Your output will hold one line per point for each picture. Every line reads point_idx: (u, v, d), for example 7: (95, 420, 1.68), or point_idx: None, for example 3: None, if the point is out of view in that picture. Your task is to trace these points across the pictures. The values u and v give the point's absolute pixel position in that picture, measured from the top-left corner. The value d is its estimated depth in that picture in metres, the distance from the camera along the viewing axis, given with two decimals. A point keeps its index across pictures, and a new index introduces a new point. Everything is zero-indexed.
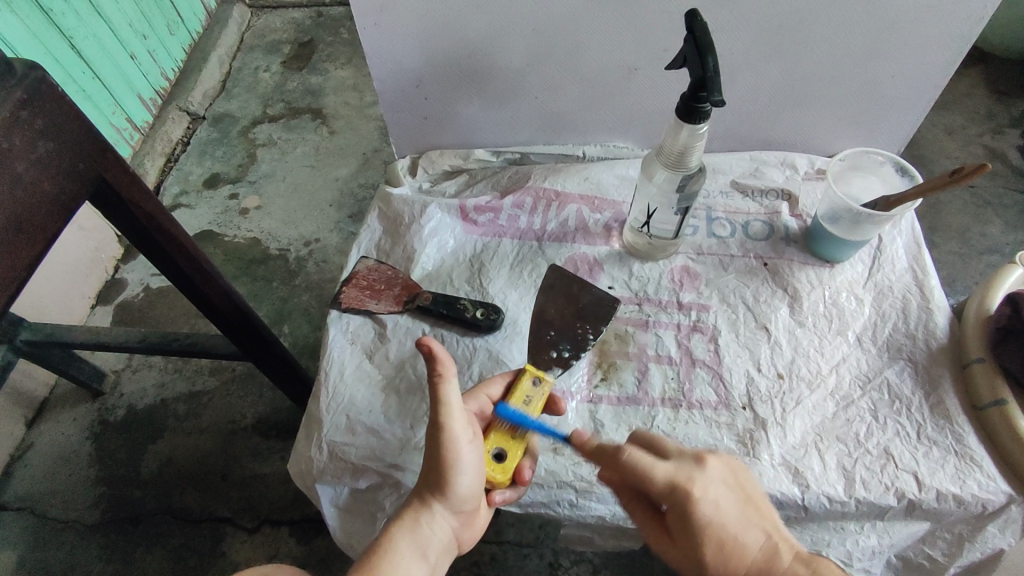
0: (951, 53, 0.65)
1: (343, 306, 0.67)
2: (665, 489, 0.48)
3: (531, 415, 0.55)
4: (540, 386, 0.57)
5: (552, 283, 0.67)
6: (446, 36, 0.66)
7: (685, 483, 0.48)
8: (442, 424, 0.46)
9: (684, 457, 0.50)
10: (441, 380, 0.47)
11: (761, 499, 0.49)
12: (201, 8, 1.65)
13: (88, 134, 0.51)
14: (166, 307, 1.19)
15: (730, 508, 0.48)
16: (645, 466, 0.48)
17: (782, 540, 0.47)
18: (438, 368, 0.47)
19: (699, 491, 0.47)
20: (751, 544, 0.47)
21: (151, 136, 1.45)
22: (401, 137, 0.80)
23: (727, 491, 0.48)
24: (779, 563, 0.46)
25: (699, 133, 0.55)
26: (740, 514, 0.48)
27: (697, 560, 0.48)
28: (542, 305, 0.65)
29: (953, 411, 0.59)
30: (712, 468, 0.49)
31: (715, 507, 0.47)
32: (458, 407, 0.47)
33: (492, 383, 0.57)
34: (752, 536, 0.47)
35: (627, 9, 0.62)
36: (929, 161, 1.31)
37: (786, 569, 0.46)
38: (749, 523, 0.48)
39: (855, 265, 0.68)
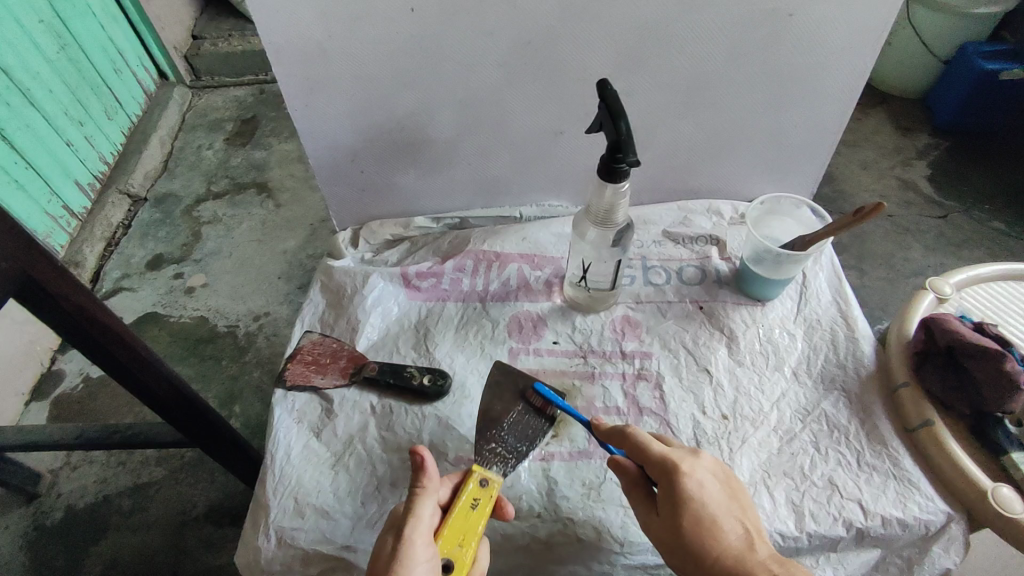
0: (842, 103, 0.72)
1: (288, 383, 0.66)
2: (661, 462, 0.50)
3: (478, 521, 0.51)
4: (487, 487, 0.54)
5: (495, 379, 0.65)
6: (377, 114, 0.69)
7: (678, 461, 0.50)
8: (411, 530, 0.47)
9: (683, 447, 0.53)
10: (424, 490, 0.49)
11: (745, 501, 0.51)
12: (139, 92, 1.67)
13: (13, 231, 0.50)
14: (108, 396, 1.14)
15: (717, 494, 0.49)
16: (646, 441, 0.52)
17: (759, 537, 0.48)
18: (422, 481, 0.50)
19: (690, 468, 0.50)
20: (729, 531, 0.48)
21: (90, 221, 1.42)
22: (341, 210, 0.81)
23: (715, 480, 0.50)
24: (753, 554, 0.47)
25: (622, 190, 0.58)
26: (724, 501, 0.49)
27: (677, 530, 0.48)
28: (488, 403, 0.63)
29: (887, 435, 0.61)
30: (705, 459, 0.51)
31: (703, 488, 0.49)
32: (426, 523, 0.48)
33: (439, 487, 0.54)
34: (732, 523, 0.48)
35: (546, 79, 0.67)
36: (848, 195, 1.40)
37: (758, 563, 0.46)
38: (729, 513, 0.49)
39: (784, 301, 0.71)
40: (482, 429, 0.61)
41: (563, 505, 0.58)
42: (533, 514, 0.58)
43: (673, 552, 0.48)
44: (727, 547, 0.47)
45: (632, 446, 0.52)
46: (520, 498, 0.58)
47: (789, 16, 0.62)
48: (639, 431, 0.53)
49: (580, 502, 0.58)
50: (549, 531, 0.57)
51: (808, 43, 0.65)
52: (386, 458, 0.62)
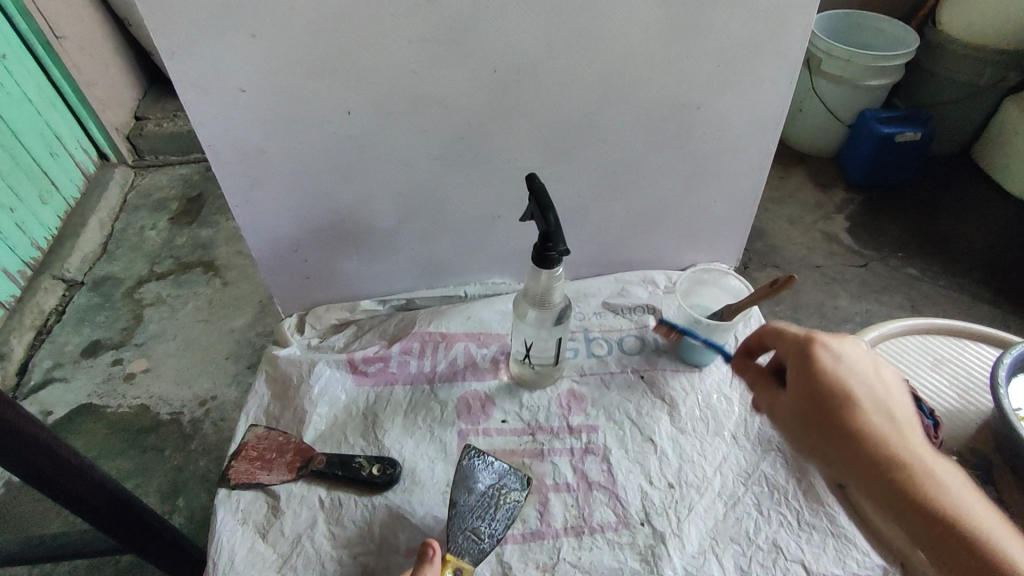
0: (754, 179, 0.78)
1: (232, 482, 0.65)
2: (797, 342, 0.51)
3: None
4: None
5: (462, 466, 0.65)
6: (318, 207, 0.71)
7: (816, 338, 0.50)
8: None
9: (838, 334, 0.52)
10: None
11: (890, 385, 0.49)
12: (78, 175, 1.65)
13: None
14: (35, 500, 1.07)
15: (865, 370, 0.48)
16: (782, 329, 0.53)
17: (907, 431, 0.46)
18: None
19: (834, 345, 0.49)
20: (881, 420, 0.46)
21: (18, 309, 1.37)
22: (286, 297, 0.82)
23: (863, 359, 0.49)
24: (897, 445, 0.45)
25: (556, 275, 0.62)
26: (866, 374, 0.48)
27: (819, 414, 0.48)
28: (455, 490, 0.63)
29: (823, 493, 0.64)
30: (851, 345, 0.50)
31: (841, 363, 0.48)
32: None
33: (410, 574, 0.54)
34: (878, 411, 0.47)
35: (481, 169, 0.70)
36: (779, 249, 1.49)
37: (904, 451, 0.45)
38: (876, 399, 0.47)
39: (719, 366, 0.75)
40: (451, 517, 0.61)
41: None
42: None
43: (813, 433, 0.48)
44: (870, 424, 0.46)
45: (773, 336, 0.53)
46: None
47: (697, 108, 0.69)
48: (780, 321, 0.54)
49: None
50: None
51: (717, 131, 0.72)
52: (335, 556, 0.60)
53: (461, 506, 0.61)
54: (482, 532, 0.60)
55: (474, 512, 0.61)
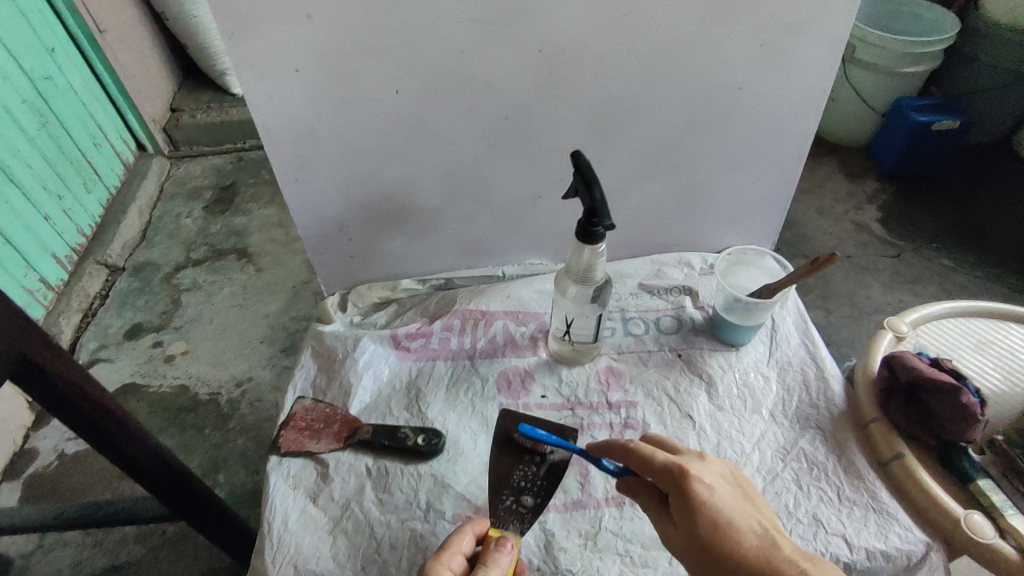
0: (793, 161, 0.78)
1: (283, 449, 0.67)
2: (669, 471, 0.51)
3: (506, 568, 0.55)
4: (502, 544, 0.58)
5: (505, 435, 0.66)
6: (364, 187, 0.73)
7: (685, 465, 0.51)
8: None
9: (689, 452, 0.54)
10: (499, 565, 0.52)
11: (757, 501, 0.52)
12: (118, 164, 1.69)
13: (8, 314, 0.51)
14: (84, 472, 1.12)
15: (728, 498, 0.50)
16: (651, 452, 0.53)
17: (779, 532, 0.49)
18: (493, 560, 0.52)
19: (698, 470, 0.51)
20: (747, 532, 0.48)
21: (66, 293, 1.41)
22: (329, 276, 0.84)
23: (724, 483, 0.51)
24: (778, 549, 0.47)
25: (599, 251, 0.63)
26: (737, 504, 0.50)
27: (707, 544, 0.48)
28: (498, 459, 0.64)
29: (863, 470, 0.64)
30: (711, 463, 0.53)
31: (712, 490, 0.50)
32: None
33: (460, 536, 0.55)
34: (750, 522, 0.49)
35: (522, 150, 0.72)
36: (809, 239, 1.48)
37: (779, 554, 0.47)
38: (741, 510, 0.50)
39: (756, 345, 0.76)
40: (495, 486, 0.62)
41: (562, 558, 0.59)
42: (532, 568, 0.59)
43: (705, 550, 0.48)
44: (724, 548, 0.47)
45: (640, 462, 0.53)
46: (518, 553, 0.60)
47: (737, 89, 0.69)
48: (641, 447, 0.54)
49: (577, 553, 0.60)
50: None
51: (758, 113, 0.72)
52: (384, 520, 0.62)
53: (504, 476, 0.63)
54: (525, 499, 0.61)
55: (518, 480, 0.63)
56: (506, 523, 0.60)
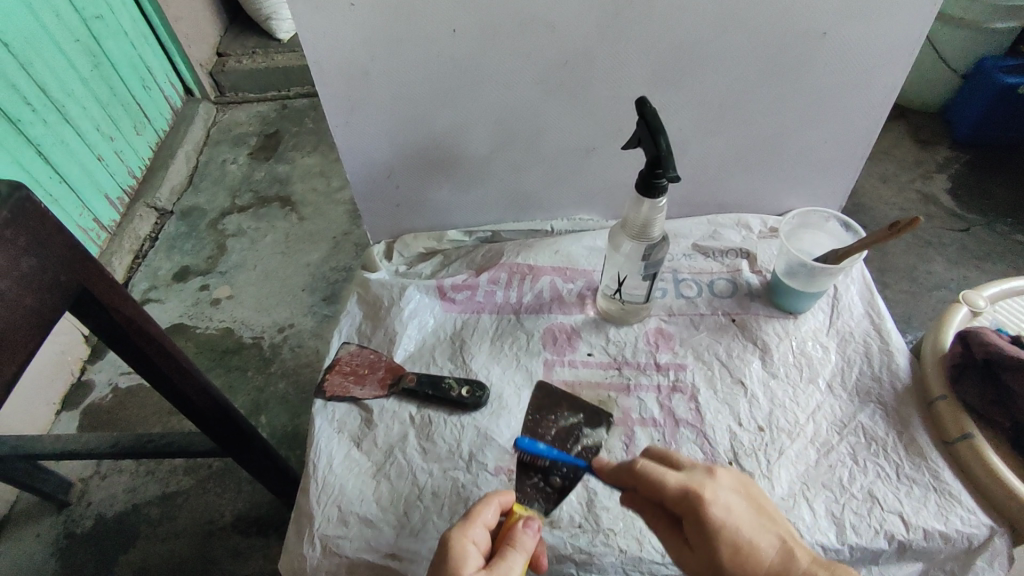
0: (872, 118, 0.73)
1: (328, 393, 0.68)
2: (682, 498, 0.48)
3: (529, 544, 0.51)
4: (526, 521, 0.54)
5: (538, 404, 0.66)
6: (415, 131, 0.71)
7: (698, 490, 0.48)
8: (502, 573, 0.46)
9: (696, 467, 0.51)
10: (522, 547, 0.48)
11: (768, 509, 0.50)
12: (165, 108, 1.70)
13: (71, 246, 0.52)
14: (136, 406, 1.17)
15: (744, 515, 0.48)
16: (660, 475, 0.49)
17: (795, 543, 0.48)
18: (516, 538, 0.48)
19: (712, 494, 0.48)
20: (764, 549, 0.47)
21: (118, 233, 1.44)
22: (376, 224, 0.83)
23: (739, 500, 0.49)
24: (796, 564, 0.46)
25: (659, 206, 0.59)
26: (754, 520, 0.48)
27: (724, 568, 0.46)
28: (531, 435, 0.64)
29: (926, 448, 0.61)
30: (722, 477, 0.50)
31: (729, 512, 0.47)
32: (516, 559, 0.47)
33: (484, 508, 0.51)
34: (767, 539, 0.47)
35: (580, 97, 0.68)
36: (869, 209, 1.40)
37: (802, 570, 0.46)
38: (759, 526, 0.48)
39: (816, 314, 0.72)
40: (524, 463, 0.61)
41: (604, 516, 0.58)
42: (573, 524, 0.58)
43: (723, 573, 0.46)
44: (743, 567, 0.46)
45: (649, 485, 0.50)
46: (560, 508, 0.59)
47: (821, 35, 0.64)
48: (648, 466, 0.51)
49: (619, 513, 0.59)
50: (590, 542, 0.57)
51: (838, 63, 0.67)
52: (427, 468, 0.62)
53: (535, 452, 0.62)
54: (552, 478, 0.60)
55: (548, 460, 0.61)
56: (529, 500, 0.59)
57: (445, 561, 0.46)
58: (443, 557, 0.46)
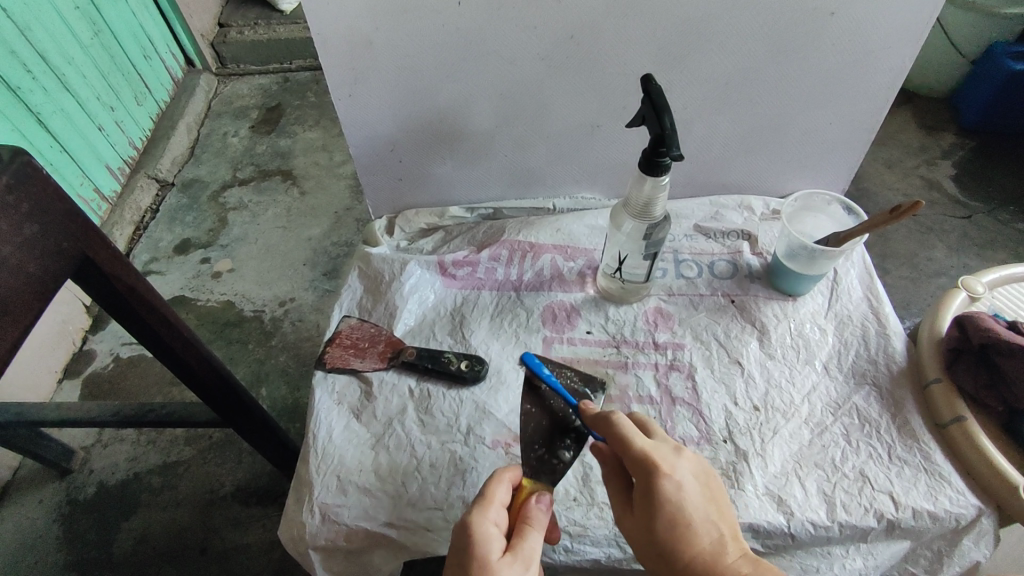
0: (878, 100, 0.72)
1: (328, 365, 0.68)
2: (641, 464, 0.49)
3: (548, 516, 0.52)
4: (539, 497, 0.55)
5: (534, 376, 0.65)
6: (417, 105, 0.70)
7: (658, 461, 0.49)
8: (524, 553, 0.47)
9: (666, 442, 0.51)
10: (540, 524, 0.49)
11: (722, 502, 0.51)
12: (167, 78, 1.68)
13: (73, 213, 0.52)
14: (138, 376, 1.18)
15: (694, 500, 0.48)
16: (631, 436, 0.50)
17: (732, 539, 0.49)
18: (535, 517, 0.49)
19: (669, 470, 0.49)
20: (700, 536, 0.48)
21: (119, 205, 1.44)
22: (378, 198, 0.83)
23: (695, 483, 0.49)
24: (724, 559, 0.48)
25: (662, 184, 0.59)
26: (703, 506, 0.49)
27: (656, 539, 0.48)
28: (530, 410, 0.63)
29: (918, 430, 0.62)
30: (685, 460, 0.50)
31: (680, 490, 0.48)
32: (534, 537, 0.48)
33: (499, 487, 0.51)
34: (708, 528, 0.48)
35: (586, 73, 0.68)
36: (872, 194, 1.40)
37: (728, 565, 0.47)
38: (705, 515, 0.49)
39: (815, 297, 0.72)
40: (528, 435, 0.61)
41: (599, 490, 0.60)
42: (569, 498, 0.59)
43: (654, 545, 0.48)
44: (673, 546, 0.47)
45: (616, 441, 0.51)
46: (556, 482, 0.60)
47: (829, 15, 0.63)
48: (622, 423, 0.52)
49: None
50: (584, 514, 0.58)
51: (846, 44, 0.66)
52: (425, 441, 0.63)
53: (539, 425, 0.62)
54: (561, 451, 0.60)
55: (552, 433, 0.61)
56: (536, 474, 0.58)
57: (472, 546, 0.46)
58: (467, 542, 0.47)
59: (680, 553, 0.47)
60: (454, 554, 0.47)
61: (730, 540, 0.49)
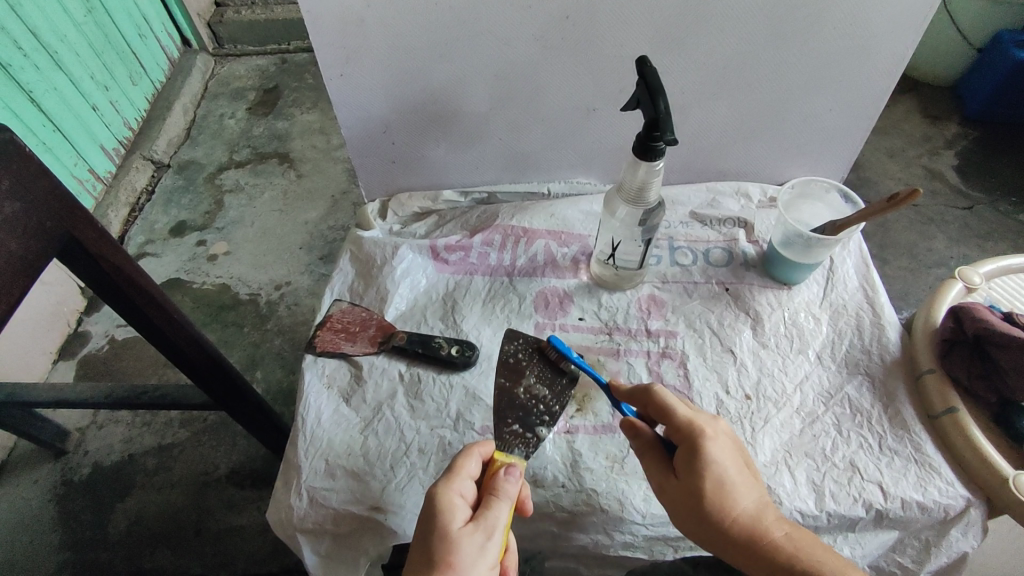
0: (880, 86, 0.71)
1: (318, 349, 0.68)
2: (684, 427, 0.50)
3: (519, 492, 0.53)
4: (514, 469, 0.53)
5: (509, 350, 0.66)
6: (410, 86, 0.69)
7: (702, 423, 0.50)
8: (488, 523, 0.46)
9: (706, 411, 0.53)
10: (506, 495, 0.48)
11: (756, 474, 0.51)
12: (162, 58, 1.66)
13: (57, 192, 0.51)
14: (133, 358, 1.18)
15: (735, 462, 0.49)
16: (672, 402, 0.52)
17: (771, 505, 0.48)
18: (500, 485, 0.49)
19: (714, 432, 0.50)
20: (746, 495, 0.48)
21: (115, 186, 1.42)
22: (371, 181, 0.82)
23: (735, 448, 0.50)
24: (769, 518, 0.47)
25: (656, 169, 0.58)
26: (743, 471, 0.49)
27: (702, 498, 0.47)
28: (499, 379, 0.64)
29: (910, 421, 0.62)
30: (725, 425, 0.51)
31: (724, 450, 0.49)
32: (501, 509, 0.48)
33: (468, 459, 0.51)
34: (750, 489, 0.48)
35: (581, 56, 0.66)
36: (874, 183, 1.38)
37: (774, 525, 0.47)
38: (748, 479, 0.49)
39: (810, 286, 0.72)
40: (502, 410, 0.62)
41: (587, 477, 0.59)
42: (557, 484, 0.59)
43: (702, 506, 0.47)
44: (722, 503, 0.47)
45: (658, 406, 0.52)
46: (544, 468, 0.60)
47: None
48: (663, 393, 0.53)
49: (603, 475, 0.59)
50: (573, 500, 0.58)
51: (848, 28, 0.65)
52: (414, 425, 0.63)
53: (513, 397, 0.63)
54: (536, 427, 0.61)
55: (525, 409, 0.62)
56: (511, 449, 0.59)
57: (435, 515, 0.46)
58: (431, 510, 0.47)
59: (725, 514, 0.47)
60: (419, 523, 0.47)
61: (771, 507, 0.48)
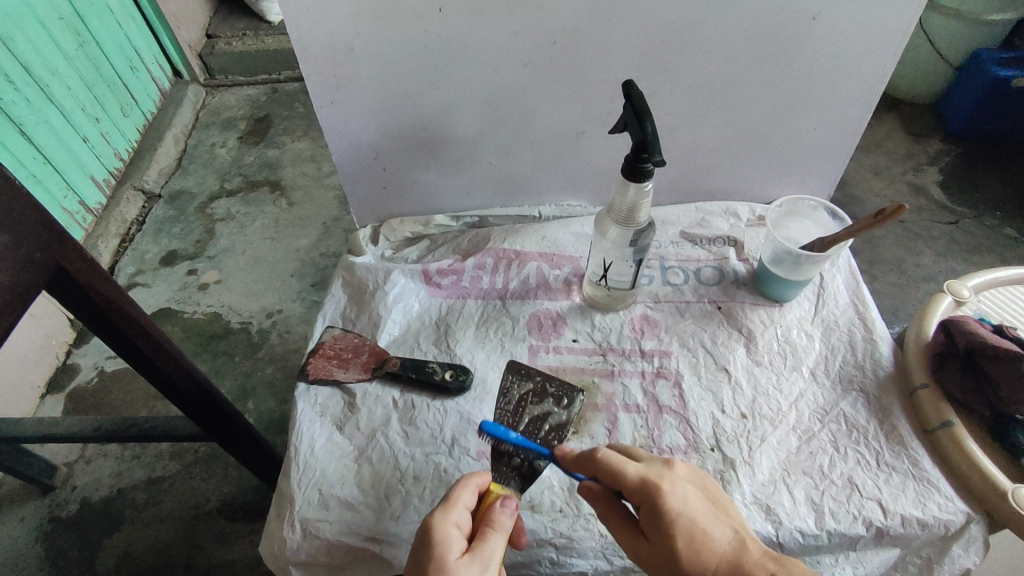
0: (862, 105, 0.72)
1: (310, 377, 0.67)
2: (639, 489, 0.49)
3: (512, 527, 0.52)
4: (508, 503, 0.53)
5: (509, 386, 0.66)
6: (400, 111, 0.70)
7: (656, 479, 0.49)
8: (483, 556, 0.46)
9: (654, 460, 0.52)
10: (503, 527, 0.48)
11: (723, 503, 0.51)
12: (154, 89, 1.67)
13: (47, 223, 0.51)
14: (122, 390, 1.16)
15: (699, 506, 0.49)
16: (621, 463, 0.50)
17: (747, 535, 0.49)
18: (495, 518, 0.48)
19: (670, 484, 0.49)
20: (718, 539, 0.48)
21: (105, 216, 1.42)
22: (362, 207, 0.82)
23: (694, 491, 0.50)
24: (747, 553, 0.48)
25: (644, 190, 0.59)
26: (709, 512, 0.49)
27: (678, 557, 0.47)
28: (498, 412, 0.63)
29: (906, 436, 0.61)
30: (678, 470, 0.51)
31: (684, 501, 0.48)
32: (495, 541, 0.47)
33: (464, 489, 0.50)
34: (720, 530, 0.48)
35: (570, 80, 0.67)
36: (860, 200, 1.40)
37: (753, 561, 0.47)
38: (715, 518, 0.49)
39: (801, 302, 0.72)
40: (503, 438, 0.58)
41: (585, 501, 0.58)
42: (554, 509, 0.58)
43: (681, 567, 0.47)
44: (696, 556, 0.47)
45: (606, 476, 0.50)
46: (542, 493, 0.59)
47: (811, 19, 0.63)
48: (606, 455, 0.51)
49: None
50: (570, 526, 0.57)
51: (829, 50, 0.66)
52: (409, 452, 0.62)
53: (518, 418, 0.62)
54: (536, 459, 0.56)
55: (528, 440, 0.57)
56: (505, 481, 0.56)
57: (431, 547, 0.46)
58: (427, 541, 0.46)
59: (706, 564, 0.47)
60: (414, 555, 0.46)
61: (745, 540, 0.48)
